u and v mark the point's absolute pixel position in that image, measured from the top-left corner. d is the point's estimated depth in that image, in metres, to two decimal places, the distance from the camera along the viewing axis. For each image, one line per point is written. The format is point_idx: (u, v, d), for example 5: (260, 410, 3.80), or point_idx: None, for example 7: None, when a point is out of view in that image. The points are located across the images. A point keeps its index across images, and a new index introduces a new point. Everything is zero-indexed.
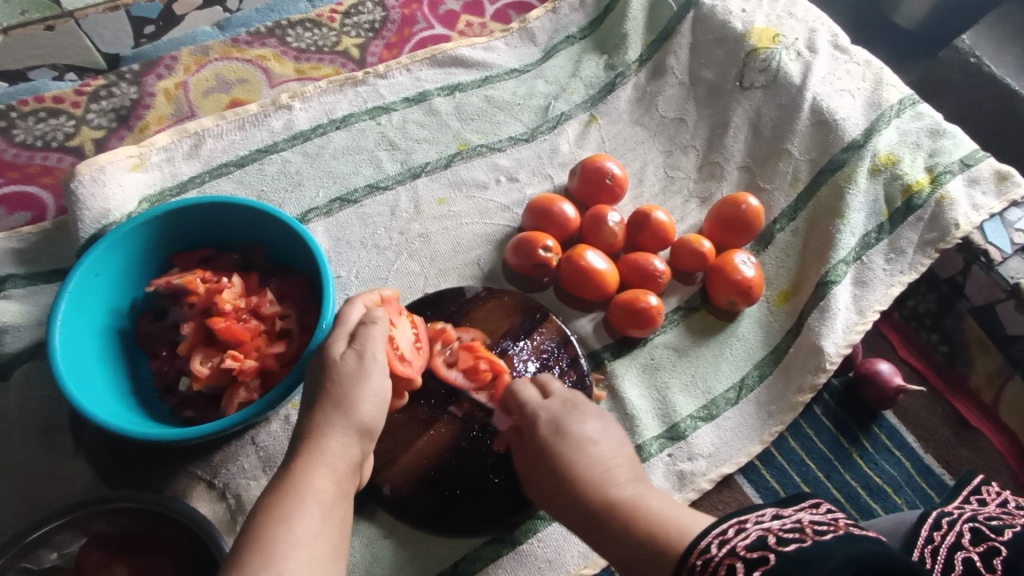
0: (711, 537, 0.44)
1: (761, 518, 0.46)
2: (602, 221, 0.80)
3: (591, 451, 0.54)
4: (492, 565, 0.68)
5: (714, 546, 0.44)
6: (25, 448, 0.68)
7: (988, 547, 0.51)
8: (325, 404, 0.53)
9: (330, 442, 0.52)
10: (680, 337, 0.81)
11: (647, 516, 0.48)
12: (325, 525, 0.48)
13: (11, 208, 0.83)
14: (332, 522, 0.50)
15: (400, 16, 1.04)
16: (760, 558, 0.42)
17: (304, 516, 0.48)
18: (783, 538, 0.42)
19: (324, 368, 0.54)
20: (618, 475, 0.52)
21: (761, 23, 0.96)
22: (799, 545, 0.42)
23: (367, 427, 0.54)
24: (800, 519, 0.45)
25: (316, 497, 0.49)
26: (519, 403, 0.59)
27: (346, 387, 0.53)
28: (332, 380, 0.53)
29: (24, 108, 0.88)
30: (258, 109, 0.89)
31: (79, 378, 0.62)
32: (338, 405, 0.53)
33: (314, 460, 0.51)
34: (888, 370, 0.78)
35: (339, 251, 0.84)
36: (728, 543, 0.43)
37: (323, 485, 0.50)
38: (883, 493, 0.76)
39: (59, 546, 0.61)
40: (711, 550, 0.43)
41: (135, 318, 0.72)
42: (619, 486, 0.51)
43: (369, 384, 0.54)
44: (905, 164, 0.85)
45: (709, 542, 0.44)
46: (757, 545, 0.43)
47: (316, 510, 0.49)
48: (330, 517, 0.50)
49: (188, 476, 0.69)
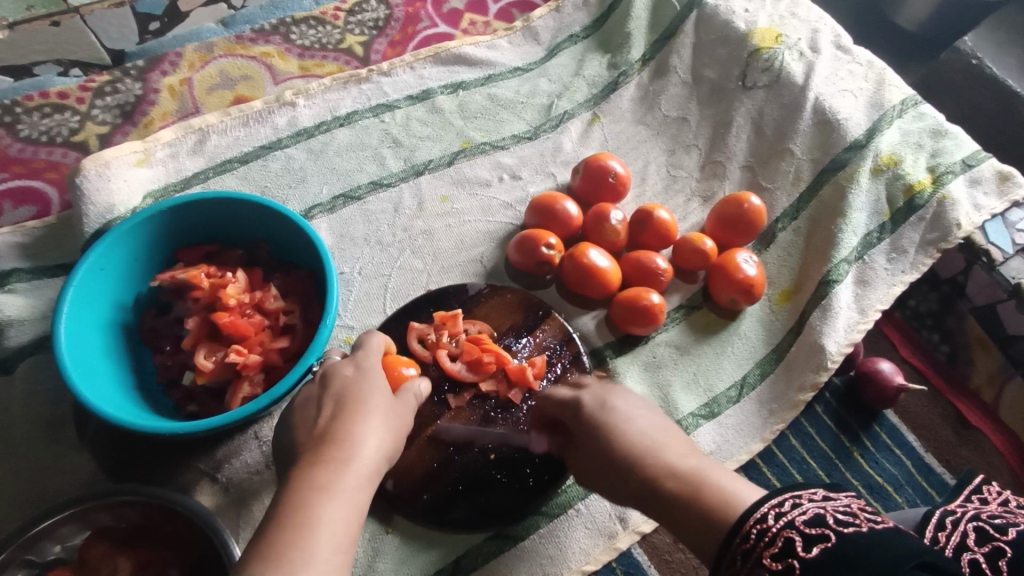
0: (768, 507, 0.45)
1: (814, 496, 0.46)
2: (605, 219, 0.81)
3: (638, 424, 0.56)
4: (494, 561, 0.68)
5: (770, 517, 0.45)
6: (29, 441, 0.69)
7: (993, 547, 0.51)
8: (358, 417, 0.54)
9: (355, 448, 0.52)
10: (682, 335, 0.81)
11: (708, 487, 0.49)
12: (353, 532, 0.47)
13: (16, 203, 0.83)
14: (354, 529, 0.47)
15: (404, 14, 1.04)
16: (819, 535, 0.42)
17: (326, 518, 0.46)
18: (842, 520, 0.43)
19: (360, 391, 0.56)
20: (671, 446, 0.54)
21: (764, 23, 0.96)
22: (859, 528, 0.42)
23: (390, 448, 0.55)
24: (851, 504, 0.45)
25: (349, 501, 0.48)
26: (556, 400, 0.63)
27: (385, 416, 0.55)
28: (370, 399, 0.55)
29: (29, 104, 0.89)
30: (262, 105, 0.89)
31: (85, 373, 0.62)
32: (365, 418, 0.54)
33: (346, 466, 0.50)
34: (889, 369, 0.78)
35: (342, 247, 0.84)
36: (785, 516, 0.44)
37: (347, 489, 0.49)
38: (884, 492, 0.76)
39: (62, 539, 0.61)
40: (768, 520, 0.45)
41: (140, 312, 0.72)
42: (678, 457, 0.53)
43: (397, 422, 0.57)
44: (907, 164, 0.85)
45: (765, 513, 0.45)
46: (816, 520, 0.43)
47: (339, 512, 0.47)
48: (351, 523, 0.47)
49: (191, 470, 0.69)
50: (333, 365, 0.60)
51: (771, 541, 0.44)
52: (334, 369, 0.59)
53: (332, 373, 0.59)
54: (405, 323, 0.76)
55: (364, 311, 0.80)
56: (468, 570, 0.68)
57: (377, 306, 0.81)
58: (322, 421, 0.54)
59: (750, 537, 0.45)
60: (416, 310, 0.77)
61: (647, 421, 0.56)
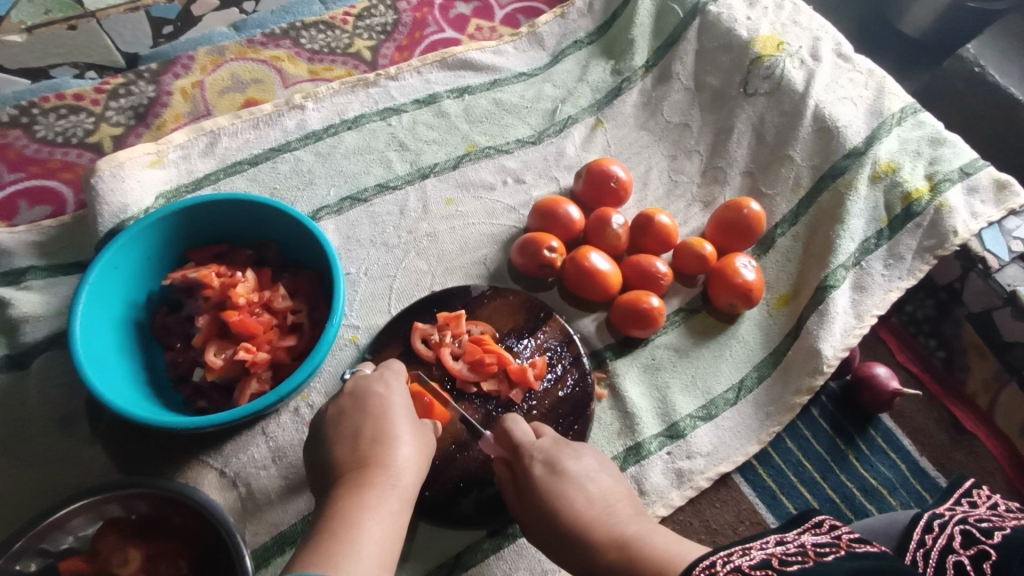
0: (717, 557, 0.47)
1: (765, 545, 0.49)
2: (607, 223, 0.82)
3: (587, 489, 0.59)
4: (494, 558, 0.70)
5: (719, 564, 0.46)
6: (44, 435, 0.71)
7: (978, 551, 0.52)
8: (390, 443, 0.60)
9: (394, 472, 0.59)
10: (681, 338, 0.83)
11: (649, 549, 0.52)
12: (389, 547, 0.54)
13: (33, 202, 0.85)
14: (390, 545, 0.54)
15: (412, 19, 1.06)
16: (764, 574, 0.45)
17: (370, 534, 0.53)
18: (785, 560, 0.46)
19: (389, 417, 0.63)
20: (620, 511, 0.57)
21: (767, 31, 0.97)
22: (801, 565, 0.45)
23: (419, 471, 0.61)
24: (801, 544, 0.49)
25: (385, 519, 0.55)
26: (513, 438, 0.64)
27: (418, 441, 0.63)
28: (403, 424, 0.63)
29: (45, 105, 0.91)
30: (272, 108, 0.91)
31: (99, 368, 0.64)
32: (401, 442, 0.61)
33: (382, 489, 0.57)
34: (885, 373, 0.80)
35: (349, 248, 0.86)
36: (733, 562, 0.46)
37: (390, 508, 0.56)
38: (878, 495, 0.77)
39: (74, 530, 0.63)
40: (716, 566, 0.46)
41: (151, 310, 0.74)
42: (621, 524, 0.56)
43: (422, 447, 0.63)
44: (905, 171, 0.87)
45: (714, 561, 0.47)
46: (761, 564, 0.46)
47: (382, 529, 0.54)
48: (393, 538, 0.55)
49: (200, 464, 0.71)
50: (364, 381, 0.66)
51: None
52: (367, 388, 0.65)
53: (365, 391, 0.65)
54: (409, 324, 0.78)
55: (369, 311, 0.82)
56: (468, 565, 0.69)
57: (382, 307, 0.82)
58: (355, 444, 0.61)
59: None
60: (420, 311, 0.79)
61: (599, 486, 0.59)
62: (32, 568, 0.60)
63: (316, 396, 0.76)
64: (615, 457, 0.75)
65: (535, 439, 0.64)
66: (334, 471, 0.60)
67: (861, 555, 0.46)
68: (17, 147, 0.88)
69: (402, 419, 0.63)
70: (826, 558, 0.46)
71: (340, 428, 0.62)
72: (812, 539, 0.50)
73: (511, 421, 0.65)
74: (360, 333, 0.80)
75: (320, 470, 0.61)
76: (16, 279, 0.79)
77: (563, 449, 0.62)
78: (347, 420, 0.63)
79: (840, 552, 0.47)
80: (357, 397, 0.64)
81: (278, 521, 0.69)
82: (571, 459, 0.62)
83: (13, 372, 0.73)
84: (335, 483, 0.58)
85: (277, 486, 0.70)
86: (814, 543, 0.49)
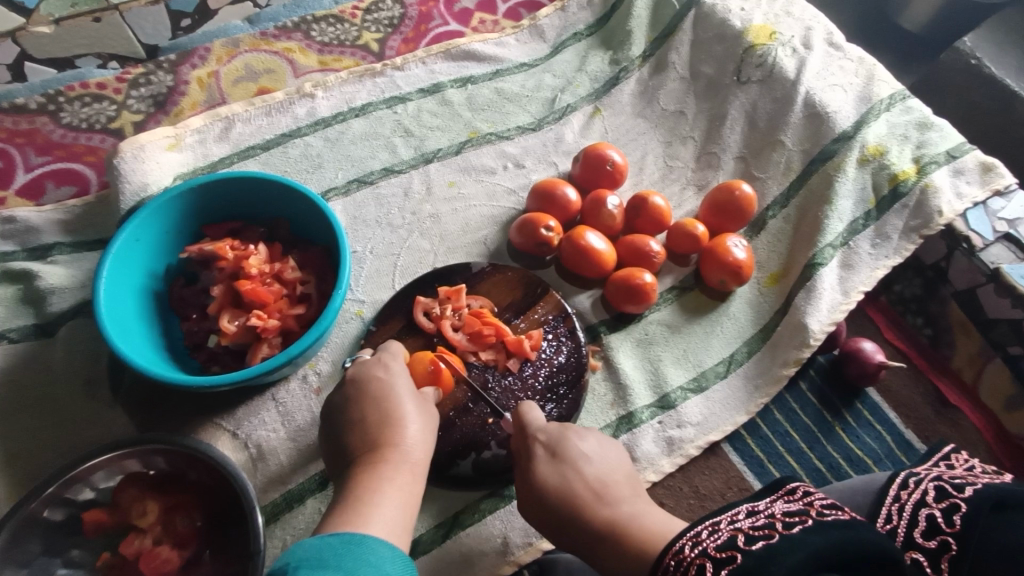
0: (685, 540, 0.51)
1: (734, 519, 0.52)
2: (602, 204, 0.86)
3: (585, 471, 0.62)
4: (490, 518, 0.73)
5: (687, 549, 0.50)
6: (69, 397, 0.75)
7: (949, 503, 0.56)
8: (396, 428, 0.64)
9: (404, 450, 0.62)
10: (674, 314, 0.86)
11: (639, 529, 0.56)
12: (402, 520, 0.58)
13: (59, 183, 0.90)
14: (404, 519, 0.58)
15: (417, 13, 1.10)
16: (726, 558, 0.47)
17: (388, 508, 0.57)
18: (749, 539, 0.48)
19: (389, 401, 0.65)
20: (615, 492, 0.60)
21: (760, 21, 1.00)
22: (765, 542, 0.47)
23: (425, 450, 0.65)
24: (771, 515, 0.51)
25: (396, 495, 0.59)
26: (554, 431, 0.66)
27: (422, 418, 0.66)
28: (406, 403, 0.66)
29: (71, 94, 0.96)
30: (284, 96, 0.96)
31: (121, 330, 0.68)
32: (408, 421, 0.64)
33: (394, 468, 0.61)
34: (870, 348, 0.82)
35: (355, 228, 0.90)
36: (700, 546, 0.50)
37: (404, 482, 0.60)
38: (863, 465, 0.80)
39: (95, 483, 0.66)
40: (685, 552, 0.50)
41: (169, 282, 0.78)
42: (614, 505, 0.59)
43: (426, 426, 0.66)
44: (892, 155, 0.89)
45: (683, 545, 0.51)
46: (725, 546, 0.48)
47: (397, 502, 0.58)
48: (410, 507, 0.60)
49: (215, 426, 0.75)
50: (364, 367, 0.69)
51: (686, 569, 0.49)
52: (368, 373, 0.68)
53: (366, 375, 0.67)
54: (412, 298, 0.82)
55: (374, 287, 0.86)
56: (466, 524, 0.73)
57: (386, 282, 0.86)
58: (360, 429, 0.64)
59: (669, 569, 0.50)
60: (422, 286, 0.83)
61: (598, 469, 0.62)
62: (59, 517, 0.65)
63: (323, 365, 0.80)
64: (608, 426, 0.79)
65: (545, 424, 0.67)
66: (351, 451, 0.63)
67: (830, 524, 0.47)
68: (45, 132, 0.93)
69: (405, 399, 0.66)
70: (792, 531, 0.47)
71: (350, 416, 0.65)
72: (783, 507, 0.52)
73: (527, 406, 0.69)
74: (365, 307, 0.84)
75: (339, 452, 0.65)
76: (43, 255, 0.84)
77: (567, 434, 0.65)
78: (353, 407, 0.66)
79: (805, 524, 0.48)
80: (360, 384, 0.67)
81: (286, 479, 0.73)
82: (575, 441, 0.65)
83: (40, 339, 0.78)
84: (350, 467, 0.62)
85: (287, 447, 0.74)
86: (783, 512, 0.51)
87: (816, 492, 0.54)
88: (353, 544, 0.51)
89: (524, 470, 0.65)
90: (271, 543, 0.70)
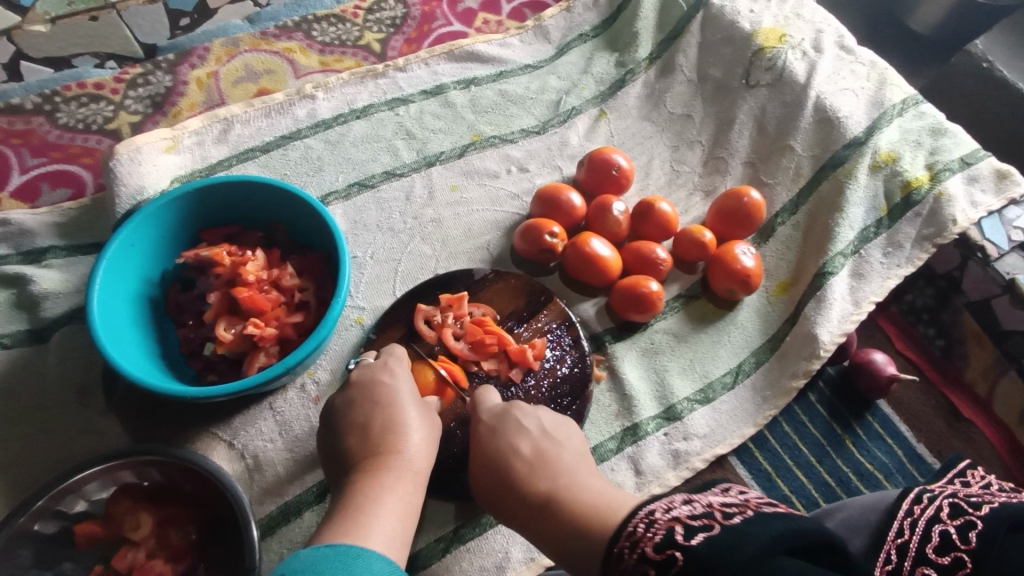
0: (625, 541, 0.49)
1: (672, 509, 0.50)
2: (608, 210, 0.84)
3: (526, 446, 0.64)
4: (492, 531, 0.72)
5: (628, 551, 0.49)
6: (62, 405, 0.74)
7: (965, 520, 0.53)
8: (399, 434, 0.62)
9: (408, 458, 0.61)
10: (680, 323, 0.84)
11: (574, 497, 0.58)
12: (400, 530, 0.56)
13: (54, 185, 0.89)
14: (402, 529, 0.57)
15: (420, 13, 1.08)
16: (669, 558, 0.45)
17: (387, 517, 0.56)
18: (689, 532, 0.45)
19: (393, 404, 0.64)
20: (554, 465, 0.62)
21: (769, 23, 0.99)
22: (705, 532, 0.45)
23: (427, 458, 0.63)
24: (709, 505, 0.49)
25: (396, 503, 0.57)
26: (496, 408, 0.68)
27: (426, 425, 0.65)
28: (410, 410, 0.64)
29: (67, 94, 0.94)
30: (284, 97, 0.94)
31: (114, 338, 0.67)
32: (412, 429, 0.63)
33: (395, 476, 0.59)
34: (882, 359, 0.80)
35: (356, 233, 0.88)
36: (638, 545, 0.48)
37: (405, 492, 0.59)
38: (874, 479, 0.78)
39: (87, 495, 0.65)
40: (626, 553, 0.49)
41: (165, 288, 0.77)
42: (553, 477, 0.61)
43: (430, 434, 0.65)
44: (905, 161, 0.87)
45: (623, 548, 0.49)
46: (665, 543, 0.46)
47: (397, 512, 0.57)
48: (408, 518, 0.58)
49: (211, 436, 0.73)
50: (369, 371, 0.67)
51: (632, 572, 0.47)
52: (373, 377, 0.66)
53: (371, 379, 0.66)
54: (413, 304, 0.80)
55: (374, 293, 0.84)
56: (467, 538, 0.71)
57: (387, 289, 0.85)
58: (360, 432, 0.63)
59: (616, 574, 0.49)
60: (424, 293, 0.81)
61: (536, 442, 0.64)
62: (50, 529, 0.63)
63: (322, 373, 0.78)
64: (613, 438, 0.77)
65: (491, 402, 0.69)
66: (350, 463, 0.62)
67: (769, 512, 0.45)
68: (40, 133, 0.92)
69: (410, 405, 0.65)
70: (732, 520, 0.46)
71: (351, 422, 0.64)
72: (719, 499, 0.51)
73: (481, 391, 0.70)
74: (365, 314, 0.82)
75: (337, 461, 0.63)
76: (37, 258, 0.82)
77: (511, 411, 0.67)
78: (356, 412, 0.64)
79: (743, 514, 0.46)
80: (365, 388, 0.65)
81: (283, 492, 0.71)
82: (518, 417, 0.66)
83: (34, 346, 0.76)
84: (349, 473, 0.61)
85: (284, 458, 0.73)
86: (720, 503, 0.50)
87: (750, 493, 0.55)
88: (351, 557, 0.49)
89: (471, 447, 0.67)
90: (267, 557, 0.68)
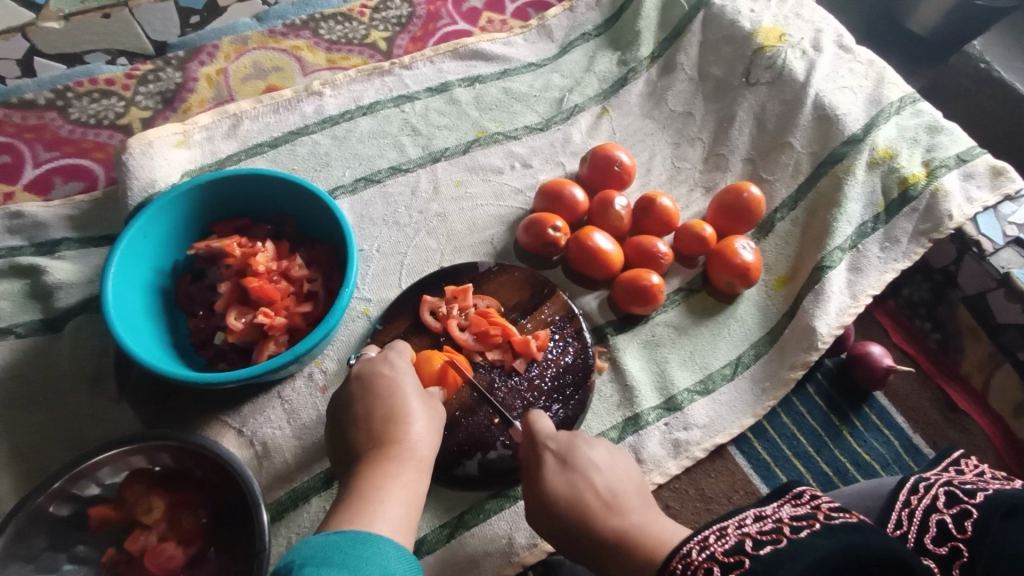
0: (692, 544, 0.50)
1: (742, 523, 0.51)
2: (610, 205, 0.85)
3: (595, 481, 0.61)
4: (496, 517, 0.73)
5: (694, 553, 0.50)
6: (76, 392, 0.75)
7: (960, 509, 0.55)
8: (400, 424, 0.63)
9: (410, 446, 0.62)
10: (681, 316, 0.86)
11: (651, 539, 0.55)
12: (406, 515, 0.58)
13: (66, 178, 0.91)
14: (408, 515, 0.58)
15: (426, 12, 1.10)
16: (735, 562, 0.46)
17: (392, 503, 0.57)
18: (758, 542, 0.47)
19: (393, 396, 0.65)
20: (626, 502, 0.59)
21: (769, 23, 1.00)
22: (773, 546, 0.46)
23: (430, 447, 0.64)
24: (779, 519, 0.51)
25: (399, 490, 0.59)
26: (563, 439, 0.65)
27: (427, 415, 0.66)
28: (411, 400, 0.65)
29: (79, 90, 0.96)
30: (292, 94, 0.96)
31: (128, 326, 0.68)
32: (414, 418, 0.64)
33: (398, 465, 0.61)
34: (879, 351, 0.82)
35: (362, 226, 0.90)
36: (707, 549, 0.49)
37: (409, 479, 0.60)
38: (871, 469, 0.79)
39: (100, 479, 0.66)
40: (691, 556, 0.49)
41: (176, 278, 0.78)
42: (625, 515, 0.58)
43: (431, 424, 0.66)
44: (902, 158, 0.89)
45: (689, 549, 0.50)
46: (734, 550, 0.47)
47: (402, 498, 0.58)
48: (414, 505, 0.59)
49: (221, 424, 0.75)
50: (370, 363, 0.69)
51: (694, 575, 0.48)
52: (373, 370, 0.68)
53: (371, 372, 0.67)
54: (418, 297, 0.82)
55: (380, 285, 0.86)
56: (471, 524, 0.73)
57: (393, 281, 0.86)
58: (362, 424, 0.64)
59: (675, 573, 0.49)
60: (429, 285, 0.82)
61: (608, 477, 0.61)
62: (64, 512, 0.65)
63: (329, 363, 0.79)
64: (614, 427, 0.78)
65: (551, 433, 0.66)
66: (355, 451, 0.63)
67: (838, 529, 0.47)
68: (53, 128, 0.93)
69: (411, 395, 0.66)
70: (800, 534, 0.47)
71: (353, 412, 0.65)
72: (790, 512, 0.52)
73: (533, 415, 0.68)
74: (371, 306, 0.84)
75: (343, 449, 0.65)
76: (51, 250, 0.84)
77: (577, 443, 0.64)
78: (359, 403, 0.65)
79: (812, 529, 0.48)
80: (366, 380, 0.67)
81: (291, 478, 0.73)
82: (584, 449, 0.64)
83: (47, 335, 0.78)
84: (354, 463, 0.62)
85: (292, 445, 0.74)
86: (791, 516, 0.51)
87: (822, 497, 0.54)
88: (361, 542, 0.51)
89: (534, 479, 0.64)
90: (276, 541, 0.70)
